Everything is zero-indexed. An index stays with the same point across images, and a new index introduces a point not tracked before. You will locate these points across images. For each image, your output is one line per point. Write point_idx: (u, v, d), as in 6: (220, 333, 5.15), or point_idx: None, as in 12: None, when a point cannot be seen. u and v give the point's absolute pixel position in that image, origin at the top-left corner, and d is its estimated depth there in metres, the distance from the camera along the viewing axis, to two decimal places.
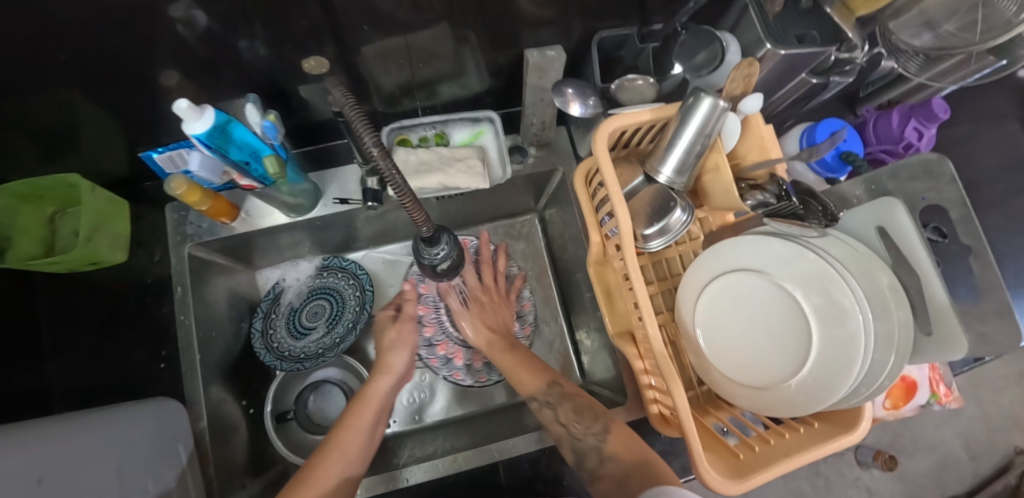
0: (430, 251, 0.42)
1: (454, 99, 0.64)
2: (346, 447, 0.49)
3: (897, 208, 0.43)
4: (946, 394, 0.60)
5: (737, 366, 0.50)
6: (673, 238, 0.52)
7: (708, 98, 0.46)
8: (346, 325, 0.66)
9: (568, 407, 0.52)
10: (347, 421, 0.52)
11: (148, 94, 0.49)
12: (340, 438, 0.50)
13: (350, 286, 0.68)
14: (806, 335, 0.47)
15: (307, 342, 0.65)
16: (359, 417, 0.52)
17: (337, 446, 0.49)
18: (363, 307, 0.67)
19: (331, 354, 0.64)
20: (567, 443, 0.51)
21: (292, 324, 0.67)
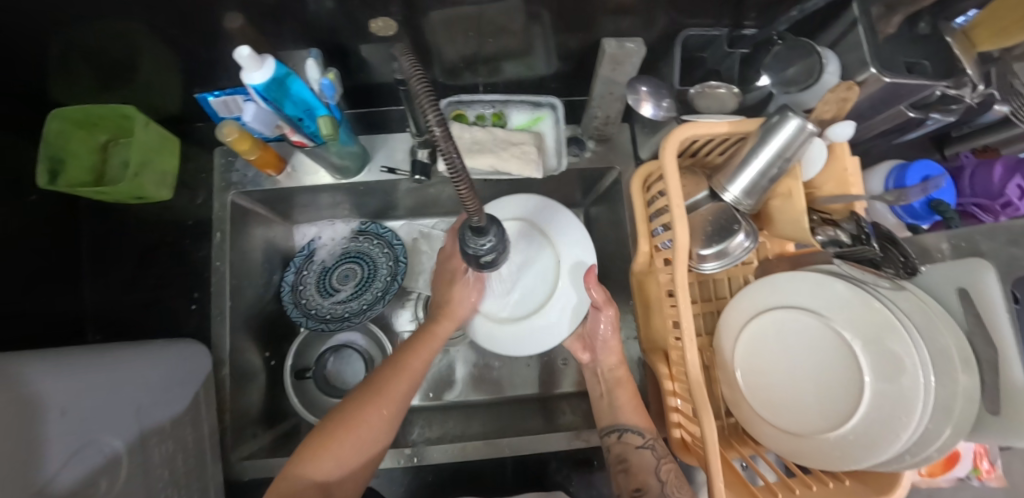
0: (477, 241, 0.40)
1: (517, 79, 0.60)
2: (409, 373, 0.51)
3: (988, 273, 0.39)
4: (989, 471, 0.56)
5: (774, 407, 0.47)
6: (730, 263, 0.48)
7: (795, 119, 0.42)
8: (375, 294, 0.65)
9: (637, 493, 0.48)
10: (415, 347, 0.53)
11: (211, 34, 0.48)
12: (406, 361, 0.51)
13: (383, 254, 0.67)
14: (855, 387, 0.44)
15: (334, 303, 0.65)
16: (418, 356, 0.53)
17: (402, 374, 0.50)
18: (394, 279, 0.65)
19: (356, 320, 0.63)
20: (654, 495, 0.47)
21: (321, 284, 0.66)
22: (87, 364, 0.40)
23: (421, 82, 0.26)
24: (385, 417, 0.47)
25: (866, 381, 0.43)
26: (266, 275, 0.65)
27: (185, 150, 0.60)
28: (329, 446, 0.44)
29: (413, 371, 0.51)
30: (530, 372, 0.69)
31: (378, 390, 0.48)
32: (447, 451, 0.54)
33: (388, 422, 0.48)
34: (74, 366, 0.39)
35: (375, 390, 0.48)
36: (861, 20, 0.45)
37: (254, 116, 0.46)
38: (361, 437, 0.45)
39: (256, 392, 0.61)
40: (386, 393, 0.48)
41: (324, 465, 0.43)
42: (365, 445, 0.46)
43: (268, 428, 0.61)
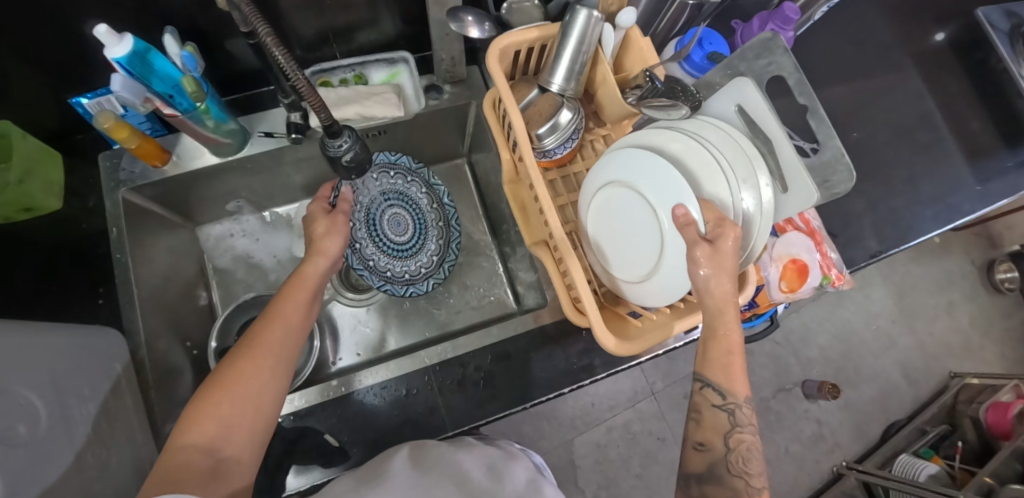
0: (335, 146, 0.46)
1: (373, 46, 0.69)
2: (285, 324, 0.48)
3: (748, 84, 0.49)
4: (838, 277, 0.65)
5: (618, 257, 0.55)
6: (565, 134, 0.56)
7: (582, 9, 0.52)
8: (434, 258, 0.72)
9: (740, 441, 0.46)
10: (284, 295, 0.50)
11: (72, 41, 0.53)
12: (279, 308, 0.49)
13: (427, 198, 0.72)
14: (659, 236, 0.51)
15: (405, 263, 0.70)
16: (295, 293, 0.50)
17: (275, 320, 0.47)
18: (448, 246, 0.72)
19: (422, 283, 0.70)
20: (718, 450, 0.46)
21: (371, 228, 0.69)
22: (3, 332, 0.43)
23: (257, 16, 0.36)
24: (268, 367, 0.45)
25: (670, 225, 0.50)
26: (174, 272, 0.68)
27: (67, 162, 0.63)
28: (205, 405, 0.40)
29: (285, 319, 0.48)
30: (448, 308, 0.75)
31: (252, 345, 0.45)
32: (373, 373, 0.59)
33: (273, 377, 0.45)
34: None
35: (253, 341, 0.45)
36: None
37: (124, 87, 0.48)
38: (243, 390, 0.42)
39: (181, 379, 0.63)
40: (258, 344, 0.45)
41: (206, 427, 0.39)
42: (252, 398, 0.42)
43: None
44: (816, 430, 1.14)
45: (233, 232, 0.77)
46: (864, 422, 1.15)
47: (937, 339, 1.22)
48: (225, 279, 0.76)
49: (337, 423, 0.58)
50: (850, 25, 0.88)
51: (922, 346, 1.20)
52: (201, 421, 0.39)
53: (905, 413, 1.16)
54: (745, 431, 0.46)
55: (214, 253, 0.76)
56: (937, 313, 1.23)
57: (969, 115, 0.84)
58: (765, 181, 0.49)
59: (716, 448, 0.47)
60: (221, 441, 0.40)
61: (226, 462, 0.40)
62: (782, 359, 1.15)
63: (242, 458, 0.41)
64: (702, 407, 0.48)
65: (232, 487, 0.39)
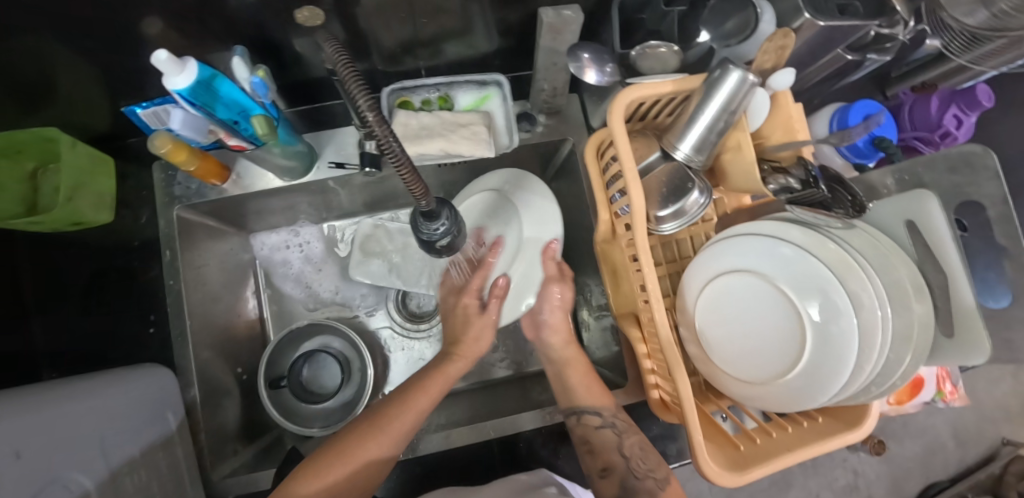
0: (430, 226, 0.39)
1: (459, 59, 0.59)
2: (428, 398, 0.51)
3: (932, 202, 0.40)
4: (952, 392, 0.59)
5: (727, 349, 0.48)
6: (689, 222, 0.48)
7: (737, 72, 0.43)
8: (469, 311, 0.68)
9: (635, 442, 0.51)
10: (441, 368, 0.53)
11: (125, 44, 0.45)
12: (430, 382, 0.52)
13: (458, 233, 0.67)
14: (798, 333, 0.45)
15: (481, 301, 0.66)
16: (451, 367, 0.54)
17: (420, 395, 0.50)
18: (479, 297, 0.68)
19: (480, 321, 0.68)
20: (620, 476, 0.49)
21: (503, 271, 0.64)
22: (48, 399, 0.39)
23: (353, 75, 0.26)
24: (381, 453, 0.47)
25: (813, 330, 0.44)
26: (225, 290, 0.63)
27: (121, 169, 0.57)
28: (337, 461, 0.45)
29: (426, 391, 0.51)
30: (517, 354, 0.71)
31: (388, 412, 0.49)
32: (430, 441, 0.54)
33: (379, 468, 0.47)
34: (34, 404, 0.37)
35: (382, 420, 0.48)
36: None
37: (183, 122, 0.42)
38: (358, 471, 0.46)
39: (233, 407, 0.61)
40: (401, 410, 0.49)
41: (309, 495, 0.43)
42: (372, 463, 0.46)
43: (247, 442, 0.61)
44: (850, 479, 1.08)
45: (289, 244, 0.72)
46: (903, 479, 1.09)
47: (998, 403, 1.12)
48: (277, 293, 0.71)
49: (389, 486, 0.56)
50: None
51: (980, 408, 1.11)
52: (321, 476, 0.44)
53: (948, 476, 1.09)
54: (629, 435, 0.51)
55: (269, 264, 0.72)
56: (1002, 376, 1.12)
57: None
58: (924, 314, 0.42)
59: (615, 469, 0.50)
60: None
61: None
62: None
63: None
64: (604, 446, 0.51)
65: None
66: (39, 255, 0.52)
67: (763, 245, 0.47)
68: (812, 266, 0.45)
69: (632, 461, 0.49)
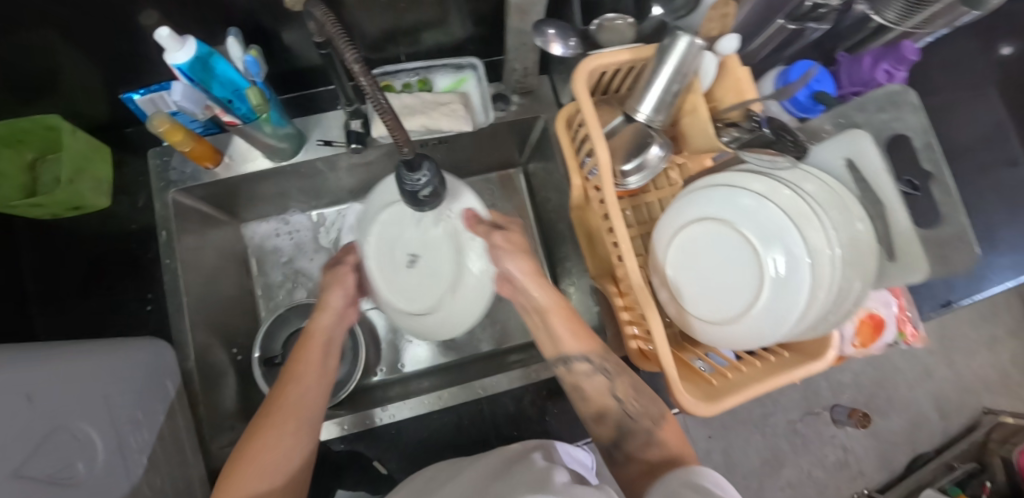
0: (413, 178, 0.42)
1: (436, 47, 0.63)
2: (305, 384, 0.46)
3: (865, 140, 0.44)
4: (912, 334, 0.63)
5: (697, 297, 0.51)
6: (650, 174, 0.52)
7: (685, 36, 0.48)
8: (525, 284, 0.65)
9: (628, 384, 0.48)
10: (296, 355, 0.49)
11: (126, 34, 0.48)
12: (295, 367, 0.48)
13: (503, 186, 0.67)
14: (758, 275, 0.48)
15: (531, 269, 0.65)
16: (307, 352, 0.50)
17: (287, 389, 0.45)
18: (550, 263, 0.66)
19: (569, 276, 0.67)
20: (614, 417, 0.48)
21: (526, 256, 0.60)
22: (60, 357, 0.41)
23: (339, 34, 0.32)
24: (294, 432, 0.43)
25: (772, 275, 0.47)
26: (219, 274, 0.66)
27: (118, 158, 0.60)
28: (239, 464, 0.39)
29: (300, 377, 0.47)
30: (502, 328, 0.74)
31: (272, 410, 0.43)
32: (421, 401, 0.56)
33: (297, 440, 0.43)
34: (46, 357, 0.39)
35: (280, 405, 0.44)
36: None
37: (183, 95, 0.46)
38: (271, 451, 0.41)
39: (229, 386, 0.62)
40: (277, 407, 0.44)
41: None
42: (280, 457, 0.41)
43: (242, 420, 0.62)
44: (840, 456, 1.09)
45: (279, 232, 0.75)
46: (891, 452, 1.11)
47: (974, 374, 1.15)
48: (269, 279, 0.74)
49: (385, 450, 0.57)
50: None
51: (958, 379, 1.14)
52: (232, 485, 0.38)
53: (934, 446, 1.11)
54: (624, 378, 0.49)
55: (260, 252, 0.74)
56: (976, 347, 1.16)
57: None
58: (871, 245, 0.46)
59: (606, 421, 0.49)
60: None
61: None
62: (812, 383, 1.09)
63: None
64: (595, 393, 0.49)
65: None
66: (39, 239, 0.54)
67: (725, 197, 0.51)
68: (769, 212, 0.48)
69: (626, 403, 0.48)
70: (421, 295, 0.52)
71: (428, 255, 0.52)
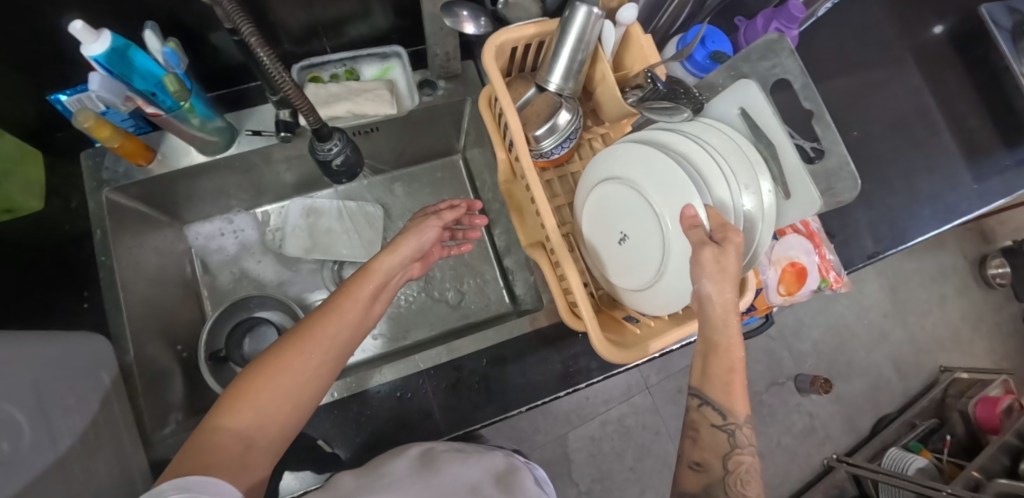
0: (325, 149, 0.45)
1: (361, 38, 0.66)
2: (339, 320, 0.47)
3: (751, 86, 0.47)
4: (836, 279, 0.65)
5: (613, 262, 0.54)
6: (564, 138, 0.55)
7: (581, 6, 0.51)
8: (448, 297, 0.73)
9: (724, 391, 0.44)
10: (347, 288, 0.49)
11: (44, 39, 0.50)
12: (341, 301, 0.48)
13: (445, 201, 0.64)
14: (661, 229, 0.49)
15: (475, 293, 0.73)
16: (360, 286, 0.50)
17: (327, 321, 0.46)
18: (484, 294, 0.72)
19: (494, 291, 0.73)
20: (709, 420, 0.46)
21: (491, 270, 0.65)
22: None
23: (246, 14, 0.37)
24: (314, 365, 0.43)
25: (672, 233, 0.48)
26: (161, 273, 0.66)
27: (49, 162, 0.61)
28: (249, 392, 0.39)
29: (337, 309, 0.47)
30: (446, 310, 0.77)
31: (301, 335, 0.44)
32: None
33: (318, 370, 0.44)
34: None
35: (315, 331, 0.44)
36: None
37: (102, 86, 0.47)
38: (285, 383, 0.41)
39: (172, 382, 0.62)
40: (310, 337, 0.44)
41: (244, 415, 0.38)
42: (294, 390, 0.41)
43: (189, 415, 0.62)
44: (806, 422, 1.11)
45: (224, 231, 0.75)
46: (856, 415, 1.13)
47: (929, 334, 1.19)
48: (215, 277, 0.75)
49: (330, 428, 0.58)
50: (862, 11, 0.82)
51: (914, 339, 1.18)
52: (240, 410, 0.39)
53: (896, 407, 1.14)
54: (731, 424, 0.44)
55: (205, 252, 0.75)
56: (928, 307, 1.20)
57: (965, 101, 0.80)
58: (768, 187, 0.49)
59: (713, 469, 0.45)
60: (256, 432, 0.39)
61: (255, 450, 0.39)
62: (775, 353, 1.13)
63: (268, 451, 0.40)
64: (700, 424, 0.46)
65: (255, 478, 0.39)
66: None
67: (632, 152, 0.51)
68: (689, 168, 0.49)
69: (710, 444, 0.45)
70: (625, 277, 0.53)
71: (638, 237, 0.51)
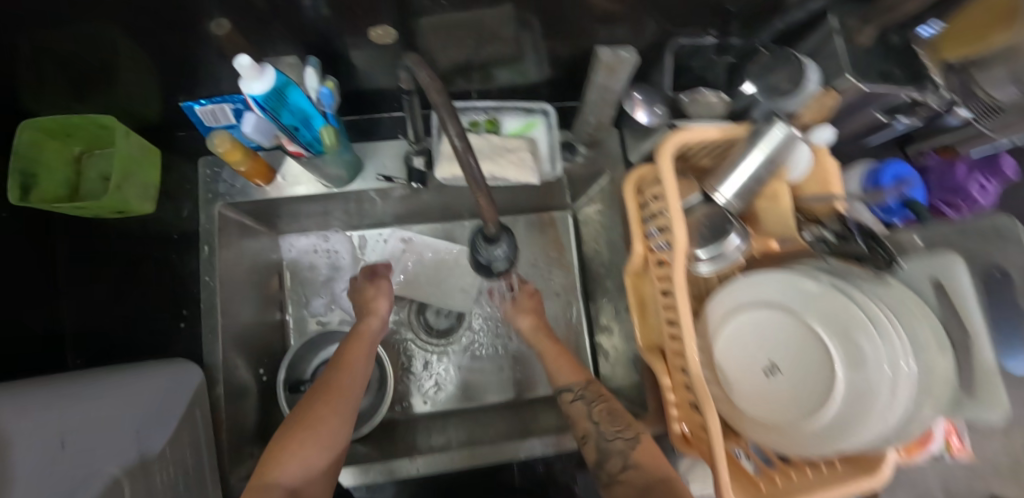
0: (491, 248, 0.43)
1: (509, 85, 0.61)
2: (354, 370, 0.54)
3: (961, 267, 0.42)
4: (959, 447, 0.57)
5: (749, 390, 0.49)
6: (724, 264, 0.50)
7: (782, 126, 0.46)
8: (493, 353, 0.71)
9: (602, 408, 0.51)
10: (348, 346, 0.57)
11: (197, 50, 0.46)
12: (352, 346, 0.57)
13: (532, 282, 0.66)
14: (829, 368, 0.46)
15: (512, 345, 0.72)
16: (358, 345, 0.57)
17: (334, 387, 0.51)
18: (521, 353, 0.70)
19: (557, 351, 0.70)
20: (593, 439, 0.49)
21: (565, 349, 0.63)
22: None
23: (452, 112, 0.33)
24: (339, 414, 0.49)
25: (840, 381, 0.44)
26: (252, 288, 0.64)
27: (166, 161, 0.58)
28: (284, 447, 0.45)
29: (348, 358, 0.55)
30: (524, 374, 0.72)
31: (326, 388, 0.51)
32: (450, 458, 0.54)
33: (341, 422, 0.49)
34: None
35: (326, 387, 0.51)
36: (837, 31, 0.47)
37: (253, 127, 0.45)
38: (320, 433, 0.46)
39: (250, 407, 0.60)
40: (328, 392, 0.50)
41: (288, 467, 0.43)
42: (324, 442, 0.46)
43: (261, 446, 0.60)
44: None
45: (317, 247, 0.72)
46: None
47: None
48: (301, 293, 0.72)
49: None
50: None
51: None
52: (282, 462, 0.43)
53: None
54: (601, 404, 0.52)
55: (295, 266, 0.72)
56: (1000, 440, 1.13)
57: None
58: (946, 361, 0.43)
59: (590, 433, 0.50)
60: (300, 479, 0.43)
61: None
62: None
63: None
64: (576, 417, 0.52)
65: None
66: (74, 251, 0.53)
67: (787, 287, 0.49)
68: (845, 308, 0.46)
69: (601, 426, 0.50)
70: (763, 407, 0.48)
71: (791, 369, 0.48)
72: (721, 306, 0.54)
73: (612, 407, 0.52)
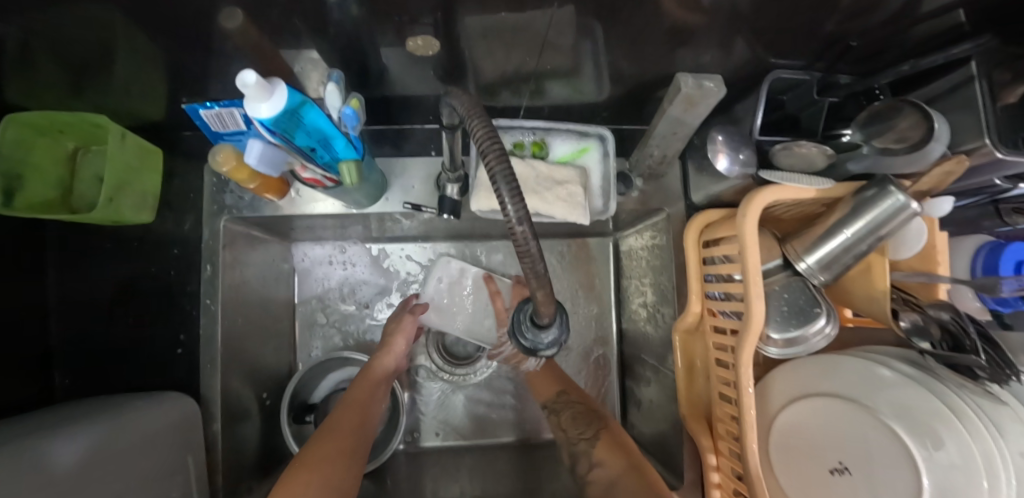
0: (535, 331, 0.34)
1: (563, 103, 0.52)
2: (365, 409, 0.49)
3: None
4: None
5: (811, 491, 0.43)
6: (804, 350, 0.42)
7: (897, 195, 0.38)
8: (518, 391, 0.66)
9: (568, 415, 0.54)
10: (362, 383, 0.52)
11: (201, 49, 0.38)
12: (367, 378, 0.53)
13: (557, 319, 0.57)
14: (911, 476, 0.37)
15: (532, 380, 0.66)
16: (370, 382, 0.53)
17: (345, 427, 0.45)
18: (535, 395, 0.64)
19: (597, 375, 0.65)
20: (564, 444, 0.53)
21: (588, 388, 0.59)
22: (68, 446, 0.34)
23: (499, 160, 0.25)
24: (344, 460, 0.41)
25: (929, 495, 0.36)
26: (259, 306, 0.58)
27: (170, 164, 0.52)
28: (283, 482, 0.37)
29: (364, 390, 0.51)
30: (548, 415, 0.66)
31: (338, 424, 0.45)
32: None
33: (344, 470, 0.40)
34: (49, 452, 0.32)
35: (330, 430, 0.44)
36: (980, 79, 0.38)
37: (259, 156, 0.38)
38: (317, 472, 0.38)
39: (252, 436, 0.56)
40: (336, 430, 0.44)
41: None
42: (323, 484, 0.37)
43: (262, 478, 0.56)
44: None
45: (333, 259, 0.66)
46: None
47: None
48: (311, 308, 0.66)
49: None
50: None
51: None
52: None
53: None
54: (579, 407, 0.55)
55: (306, 276, 0.66)
56: None
57: None
58: None
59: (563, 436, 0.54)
60: None
61: None
62: None
63: None
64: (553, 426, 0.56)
65: None
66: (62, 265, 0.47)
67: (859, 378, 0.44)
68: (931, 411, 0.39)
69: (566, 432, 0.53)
70: None
71: (867, 472, 0.40)
72: (782, 391, 0.48)
73: (578, 410, 0.55)
